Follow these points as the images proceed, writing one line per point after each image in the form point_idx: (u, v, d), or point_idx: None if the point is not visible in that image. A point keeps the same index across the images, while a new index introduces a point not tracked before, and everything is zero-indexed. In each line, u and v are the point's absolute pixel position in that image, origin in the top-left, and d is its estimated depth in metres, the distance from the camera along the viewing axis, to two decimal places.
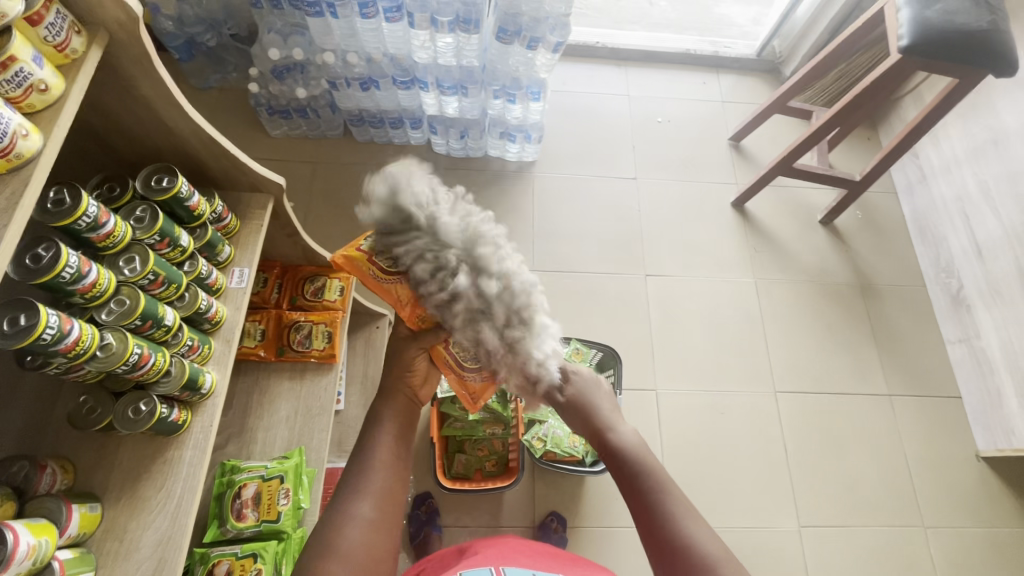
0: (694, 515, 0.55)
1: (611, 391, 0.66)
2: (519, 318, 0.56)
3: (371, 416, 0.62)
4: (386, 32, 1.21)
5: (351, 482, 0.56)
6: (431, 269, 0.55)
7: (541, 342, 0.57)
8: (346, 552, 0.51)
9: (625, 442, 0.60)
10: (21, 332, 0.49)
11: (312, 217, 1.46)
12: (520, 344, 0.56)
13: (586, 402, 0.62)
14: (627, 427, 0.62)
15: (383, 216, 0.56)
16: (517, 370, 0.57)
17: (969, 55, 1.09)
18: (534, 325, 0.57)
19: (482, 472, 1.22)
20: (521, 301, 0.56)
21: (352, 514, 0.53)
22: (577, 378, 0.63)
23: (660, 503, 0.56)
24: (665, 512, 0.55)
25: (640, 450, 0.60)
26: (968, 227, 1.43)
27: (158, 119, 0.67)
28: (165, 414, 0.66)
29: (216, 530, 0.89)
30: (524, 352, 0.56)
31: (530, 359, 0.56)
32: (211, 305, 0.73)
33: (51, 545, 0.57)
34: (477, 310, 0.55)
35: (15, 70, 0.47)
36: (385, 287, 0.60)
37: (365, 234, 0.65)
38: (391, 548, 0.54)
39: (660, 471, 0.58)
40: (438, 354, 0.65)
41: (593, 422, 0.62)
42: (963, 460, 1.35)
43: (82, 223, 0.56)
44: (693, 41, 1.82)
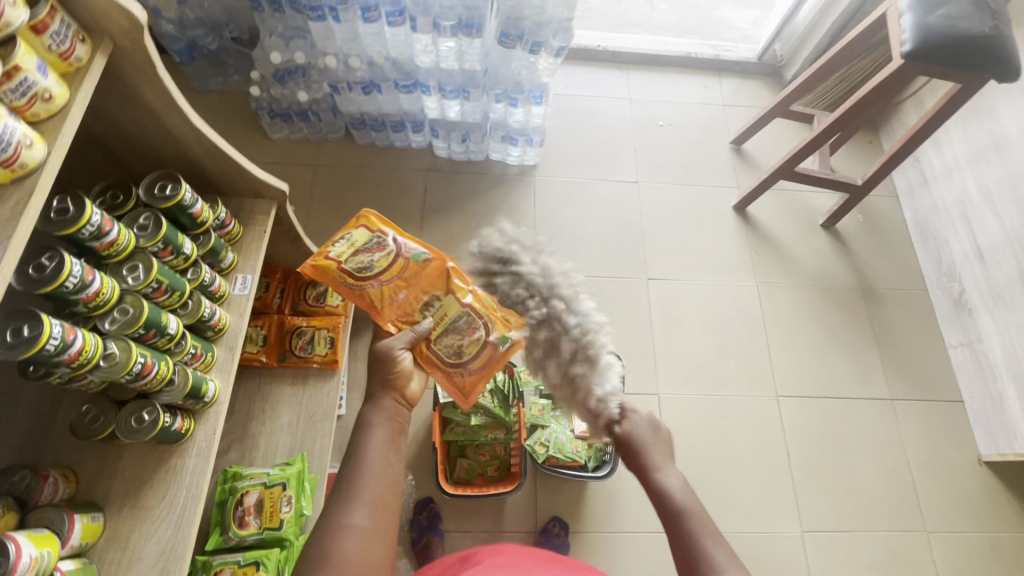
0: (736, 562, 0.53)
1: (667, 432, 0.64)
2: (585, 355, 0.58)
3: (361, 423, 0.60)
4: (389, 36, 1.21)
5: (345, 490, 0.55)
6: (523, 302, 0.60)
7: (603, 380, 0.58)
8: (341, 562, 0.50)
9: (671, 483, 0.59)
10: (25, 343, 0.49)
11: (313, 220, 1.46)
12: (581, 378, 0.57)
13: (636, 440, 0.62)
14: (674, 469, 0.61)
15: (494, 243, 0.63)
16: (577, 408, 0.59)
17: (972, 60, 1.09)
18: (603, 363, 0.59)
19: (484, 477, 1.22)
20: (590, 338, 0.58)
21: (346, 523, 0.53)
22: (635, 416, 0.63)
23: (701, 547, 0.55)
24: (704, 558, 0.54)
25: (686, 494, 0.59)
26: (969, 231, 1.43)
27: (162, 126, 0.66)
28: (168, 423, 0.65)
29: (218, 537, 0.88)
30: (584, 386, 0.58)
31: (591, 394, 0.58)
32: (215, 313, 0.72)
33: (54, 556, 0.56)
34: (557, 339, 0.58)
35: (19, 80, 0.47)
36: (359, 293, 0.75)
37: (329, 245, 0.78)
38: (388, 556, 0.53)
39: (702, 516, 0.57)
40: (422, 353, 0.71)
41: (641, 461, 0.61)
42: (966, 464, 1.35)
43: (86, 232, 0.56)
44: (694, 44, 1.82)
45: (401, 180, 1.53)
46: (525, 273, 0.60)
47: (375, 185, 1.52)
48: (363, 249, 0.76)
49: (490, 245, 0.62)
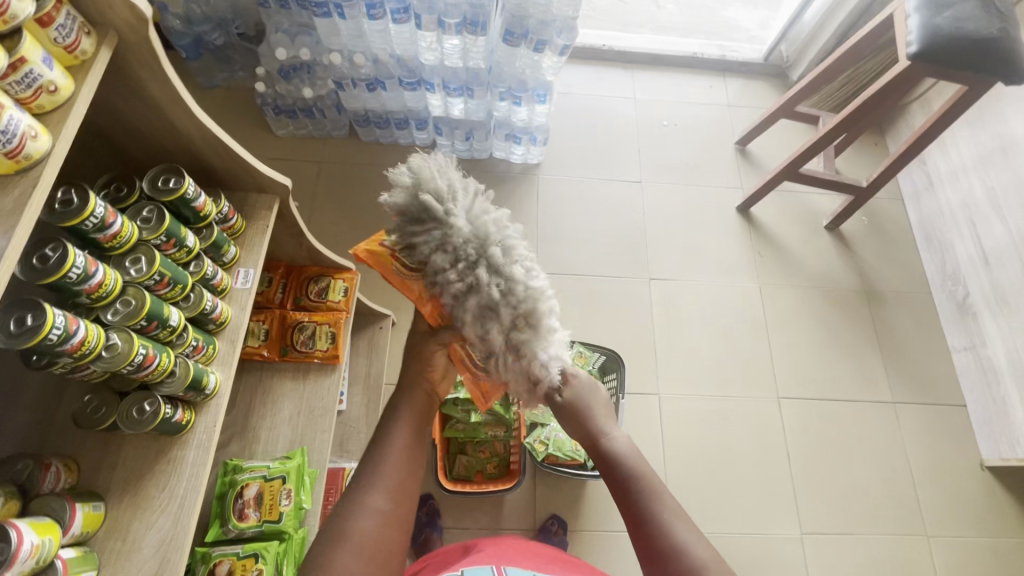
0: (686, 520, 0.56)
1: (607, 395, 0.65)
2: (528, 319, 0.54)
3: (388, 412, 0.62)
4: (394, 34, 1.21)
5: (367, 475, 0.56)
6: (451, 260, 0.52)
7: (548, 345, 0.56)
8: (358, 542, 0.52)
9: (619, 448, 0.60)
10: (27, 332, 0.49)
11: (317, 217, 1.47)
12: (524, 346, 0.54)
13: (583, 407, 0.60)
14: (620, 433, 0.62)
15: (402, 203, 0.53)
16: (518, 375, 0.57)
17: (978, 63, 1.08)
18: (542, 331, 0.55)
19: (483, 474, 1.22)
20: (535, 301, 0.54)
21: (365, 505, 0.54)
22: (578, 382, 0.61)
23: (654, 510, 0.56)
24: (657, 520, 0.55)
25: (634, 456, 0.60)
26: (974, 234, 1.42)
27: (166, 121, 0.67)
28: (169, 414, 0.66)
29: (218, 529, 0.89)
30: (528, 355, 0.55)
31: (535, 360, 0.55)
32: (216, 306, 0.73)
33: (54, 544, 0.57)
34: (505, 292, 0.52)
35: (25, 72, 0.47)
36: (408, 283, 0.57)
37: (390, 229, 0.62)
38: (402, 541, 0.54)
39: (649, 474, 0.59)
40: (456, 355, 0.63)
41: (584, 426, 0.61)
42: (967, 469, 1.34)
43: (90, 224, 0.56)
44: (700, 45, 1.82)
45: None
46: (459, 222, 0.51)
47: (379, 182, 1.52)
48: None
49: (412, 185, 0.52)
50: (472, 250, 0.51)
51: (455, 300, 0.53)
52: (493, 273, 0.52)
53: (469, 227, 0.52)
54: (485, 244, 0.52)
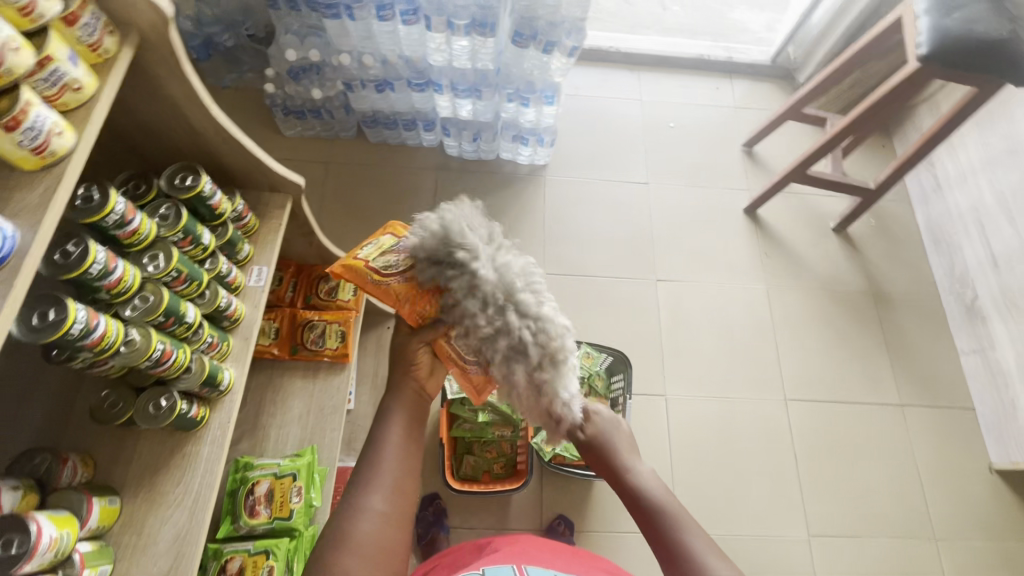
0: (718, 552, 0.55)
1: (629, 431, 0.66)
2: (551, 359, 0.57)
3: (381, 412, 0.62)
4: (403, 35, 1.22)
5: (363, 477, 0.56)
6: (482, 306, 0.55)
7: (568, 383, 0.59)
8: (358, 544, 0.52)
9: (644, 482, 0.60)
10: (50, 327, 0.50)
11: (325, 217, 1.47)
12: (547, 386, 0.57)
13: (606, 442, 0.63)
14: (644, 466, 0.62)
15: (430, 246, 0.57)
16: (540, 413, 0.59)
17: (987, 65, 1.08)
18: (563, 370, 0.58)
19: (490, 474, 1.22)
20: (557, 343, 0.57)
21: (363, 507, 0.54)
22: (598, 418, 0.64)
23: (684, 544, 0.55)
24: (689, 554, 0.55)
25: (659, 489, 0.60)
26: (983, 237, 1.42)
27: (183, 120, 0.68)
28: (184, 410, 0.66)
29: (229, 525, 0.89)
30: (551, 394, 0.57)
31: (557, 399, 0.58)
32: (230, 303, 0.74)
33: (72, 537, 0.57)
34: (531, 335, 0.56)
35: (50, 70, 0.48)
36: (383, 289, 0.65)
37: (360, 248, 0.72)
38: (403, 542, 0.54)
39: (676, 507, 0.58)
40: (441, 350, 0.64)
41: (608, 462, 0.62)
42: (976, 471, 1.34)
43: (110, 220, 0.57)
44: (706, 46, 1.82)
45: (413, 178, 1.54)
46: (488, 269, 0.56)
47: (388, 183, 1.53)
48: (391, 249, 0.67)
49: (443, 236, 0.57)
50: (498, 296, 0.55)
51: (483, 342, 0.56)
52: (520, 317, 0.55)
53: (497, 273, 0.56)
54: (511, 290, 0.56)
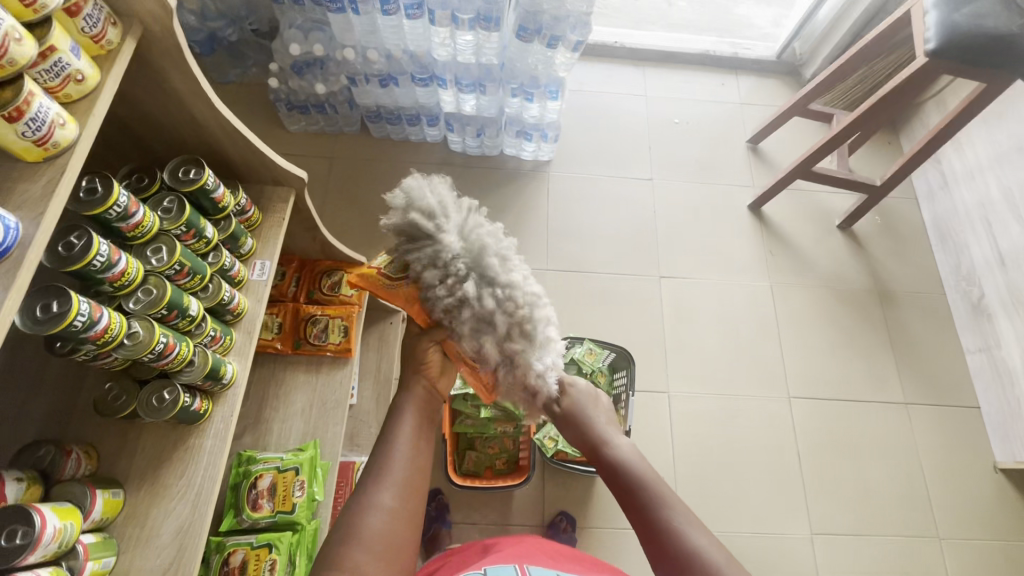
0: (698, 524, 0.55)
1: (606, 404, 0.66)
2: (521, 330, 0.56)
3: (393, 409, 0.62)
4: (407, 29, 1.22)
5: (374, 472, 0.56)
6: (442, 276, 0.54)
7: (542, 355, 0.58)
8: (367, 540, 0.52)
9: (623, 455, 0.60)
10: (53, 319, 0.50)
11: (328, 212, 1.47)
12: (519, 357, 0.56)
13: (581, 415, 0.63)
14: (622, 440, 0.62)
15: (395, 221, 0.56)
16: (516, 385, 0.59)
17: (997, 61, 1.06)
18: (537, 342, 0.57)
19: (492, 470, 1.22)
20: (525, 312, 0.55)
21: (373, 502, 0.54)
22: (574, 390, 0.64)
23: (662, 517, 0.55)
24: (667, 525, 0.55)
25: (638, 461, 0.60)
26: (989, 234, 1.41)
27: (187, 112, 0.67)
28: (187, 403, 0.67)
29: (231, 519, 0.89)
30: (524, 366, 0.57)
31: (530, 370, 0.57)
32: (234, 297, 0.74)
33: (76, 529, 0.57)
34: (497, 304, 0.54)
35: (53, 61, 0.48)
36: (397, 295, 0.62)
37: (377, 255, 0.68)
38: (411, 538, 0.55)
39: (654, 479, 0.58)
40: (449, 349, 0.63)
41: (588, 437, 0.62)
42: (981, 471, 1.33)
43: (113, 213, 0.57)
44: (713, 42, 1.81)
45: (416, 174, 1.54)
46: (450, 238, 0.54)
47: (391, 178, 1.53)
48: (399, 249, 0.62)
49: (405, 205, 0.55)
50: (460, 267, 0.54)
51: (448, 314, 0.55)
52: (483, 286, 0.54)
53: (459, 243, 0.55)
54: (475, 259, 0.55)
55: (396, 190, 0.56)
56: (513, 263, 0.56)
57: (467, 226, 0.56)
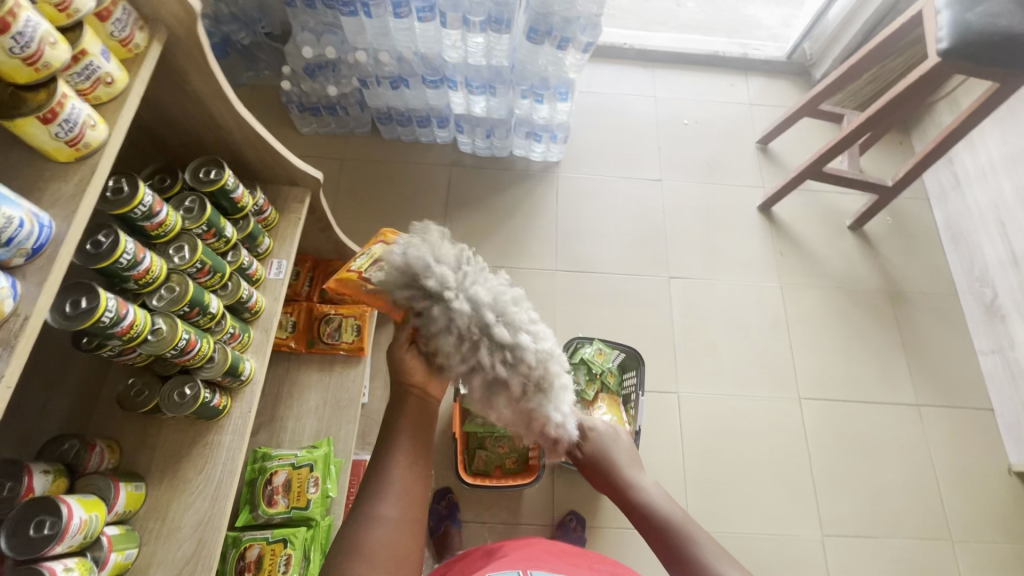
0: (717, 547, 0.60)
1: (627, 445, 0.72)
2: (537, 385, 0.56)
3: (387, 420, 0.63)
4: (418, 32, 1.23)
5: (375, 483, 0.58)
6: (455, 340, 0.55)
7: (561, 403, 0.58)
8: (370, 552, 0.54)
9: (647, 492, 0.66)
10: (83, 314, 0.51)
11: (339, 213, 1.49)
12: (537, 412, 0.56)
13: (604, 455, 0.69)
14: (644, 477, 0.68)
15: (396, 277, 0.57)
16: (536, 434, 0.59)
17: (1011, 61, 1.06)
18: (559, 387, 0.58)
19: (502, 469, 1.22)
20: (539, 372, 0.55)
21: (376, 514, 0.56)
22: (596, 434, 0.70)
23: (685, 543, 0.61)
24: (691, 549, 0.60)
25: (661, 497, 0.66)
26: (1002, 235, 1.39)
27: (207, 114, 0.69)
28: (207, 398, 0.68)
29: (247, 514, 0.90)
30: (542, 418, 0.57)
31: (549, 420, 0.57)
32: (252, 295, 0.75)
33: (100, 521, 0.59)
34: (508, 367, 0.54)
35: (85, 64, 0.49)
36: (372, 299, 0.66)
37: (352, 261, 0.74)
38: (414, 546, 0.57)
39: (676, 511, 0.64)
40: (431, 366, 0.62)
41: (613, 476, 0.68)
42: (994, 473, 1.32)
43: (138, 212, 0.59)
44: (722, 42, 1.80)
45: (426, 174, 1.55)
46: (455, 305, 0.54)
47: (401, 179, 1.54)
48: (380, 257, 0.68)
49: (406, 272, 0.57)
50: (469, 331, 0.54)
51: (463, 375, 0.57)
52: (495, 350, 0.54)
53: (464, 306, 0.55)
54: (484, 323, 0.54)
55: (395, 248, 0.59)
56: (521, 320, 0.56)
57: (472, 283, 0.56)
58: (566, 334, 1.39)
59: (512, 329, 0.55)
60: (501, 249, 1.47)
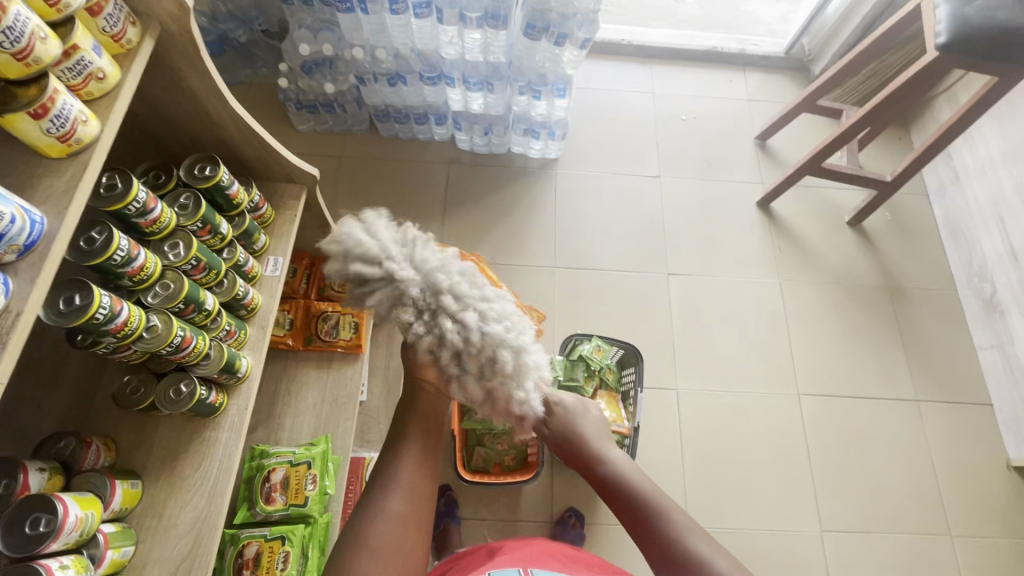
0: (685, 516, 0.62)
1: (594, 416, 0.70)
2: (496, 358, 0.52)
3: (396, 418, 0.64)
4: (415, 28, 1.22)
5: (382, 479, 0.59)
6: (411, 315, 0.52)
7: (527, 380, 0.54)
8: (374, 547, 0.54)
9: (617, 466, 0.66)
10: (76, 311, 0.51)
11: (337, 211, 1.48)
12: (500, 389, 0.53)
13: (572, 430, 0.66)
14: (611, 449, 0.67)
15: (336, 261, 0.53)
16: (503, 413, 0.56)
17: (1009, 55, 1.05)
18: (525, 363, 0.53)
19: (501, 466, 1.21)
20: (499, 342, 0.52)
21: (381, 509, 0.56)
22: (563, 408, 0.67)
23: (657, 517, 0.61)
24: (662, 523, 0.61)
25: (630, 469, 0.66)
26: (1001, 230, 1.39)
27: (201, 110, 0.69)
28: (204, 396, 0.68)
29: (245, 512, 0.90)
30: (506, 395, 0.53)
31: (512, 397, 0.54)
32: (248, 292, 0.75)
33: (96, 518, 0.59)
34: (462, 341, 0.51)
35: (77, 60, 0.49)
36: None
37: None
38: (417, 543, 0.56)
39: (644, 483, 0.64)
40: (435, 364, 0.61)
41: (581, 452, 0.66)
42: (993, 468, 1.32)
43: (133, 208, 0.59)
44: (720, 39, 1.80)
45: (424, 172, 1.55)
46: (403, 277, 0.51)
47: (399, 177, 1.54)
48: None
49: (344, 255, 0.52)
50: (424, 304, 0.52)
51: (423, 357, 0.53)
52: (452, 321, 0.51)
53: (413, 279, 0.51)
54: (438, 295, 0.52)
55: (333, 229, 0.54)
56: (474, 288, 0.53)
57: (419, 253, 0.53)
58: (565, 331, 1.39)
59: (465, 298, 0.52)
60: (499, 246, 1.47)
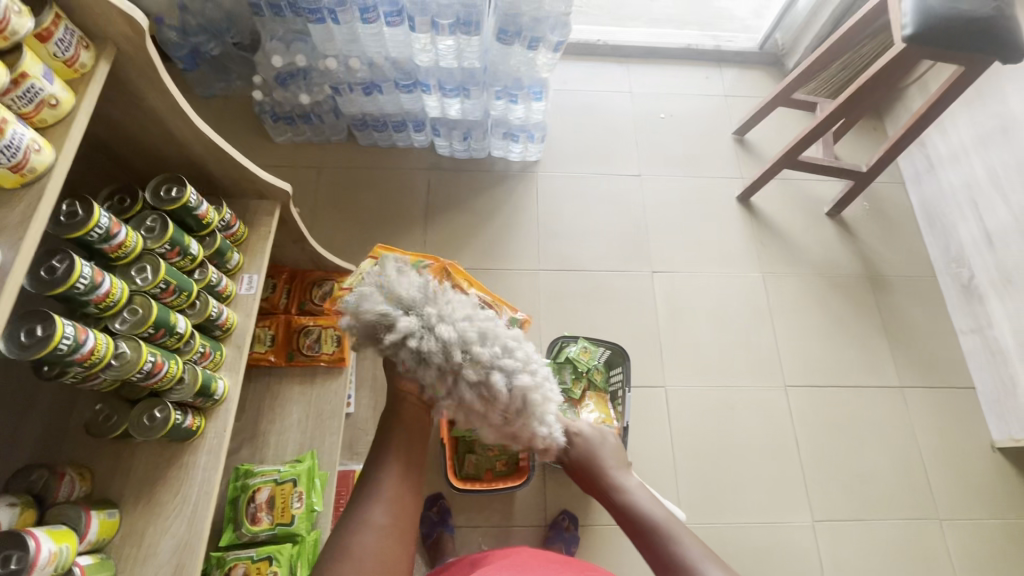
0: (696, 541, 0.61)
1: (614, 446, 0.73)
2: (521, 406, 0.56)
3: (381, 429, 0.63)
4: (387, 36, 1.22)
5: (367, 489, 0.59)
6: (434, 376, 0.55)
7: (545, 415, 0.59)
8: (358, 558, 0.53)
9: (633, 492, 0.67)
10: (38, 342, 0.50)
11: (317, 222, 1.47)
12: (523, 429, 0.59)
13: (591, 455, 0.70)
14: (627, 475, 0.70)
15: (362, 328, 0.56)
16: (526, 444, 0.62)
17: (972, 45, 1.07)
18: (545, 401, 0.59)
19: (492, 473, 1.19)
20: (521, 393, 0.55)
21: (365, 521, 0.56)
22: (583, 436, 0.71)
23: (667, 538, 0.62)
24: (671, 544, 0.61)
25: (647, 497, 0.67)
26: (977, 215, 1.41)
27: (166, 131, 0.68)
28: (179, 420, 0.67)
29: (231, 534, 0.89)
30: (527, 431, 0.59)
31: (535, 434, 0.59)
32: (222, 312, 0.74)
33: (71, 551, 0.58)
34: (484, 400, 0.55)
35: (26, 87, 0.48)
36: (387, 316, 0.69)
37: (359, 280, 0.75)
38: (403, 554, 0.56)
39: (659, 510, 0.65)
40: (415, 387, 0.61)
41: (599, 478, 0.70)
42: (977, 450, 1.34)
43: (95, 235, 0.58)
44: (694, 36, 1.82)
45: (404, 179, 1.54)
46: (426, 344, 0.54)
47: (378, 185, 1.53)
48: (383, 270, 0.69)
49: (366, 321, 0.55)
50: (445, 367, 0.54)
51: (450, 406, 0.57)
52: (473, 383, 0.55)
53: (436, 348, 0.54)
54: (459, 359, 0.54)
55: (355, 298, 0.56)
56: (495, 349, 0.55)
57: (441, 318, 0.54)
58: (551, 334, 1.39)
59: (486, 361, 0.54)
60: (483, 252, 1.47)
